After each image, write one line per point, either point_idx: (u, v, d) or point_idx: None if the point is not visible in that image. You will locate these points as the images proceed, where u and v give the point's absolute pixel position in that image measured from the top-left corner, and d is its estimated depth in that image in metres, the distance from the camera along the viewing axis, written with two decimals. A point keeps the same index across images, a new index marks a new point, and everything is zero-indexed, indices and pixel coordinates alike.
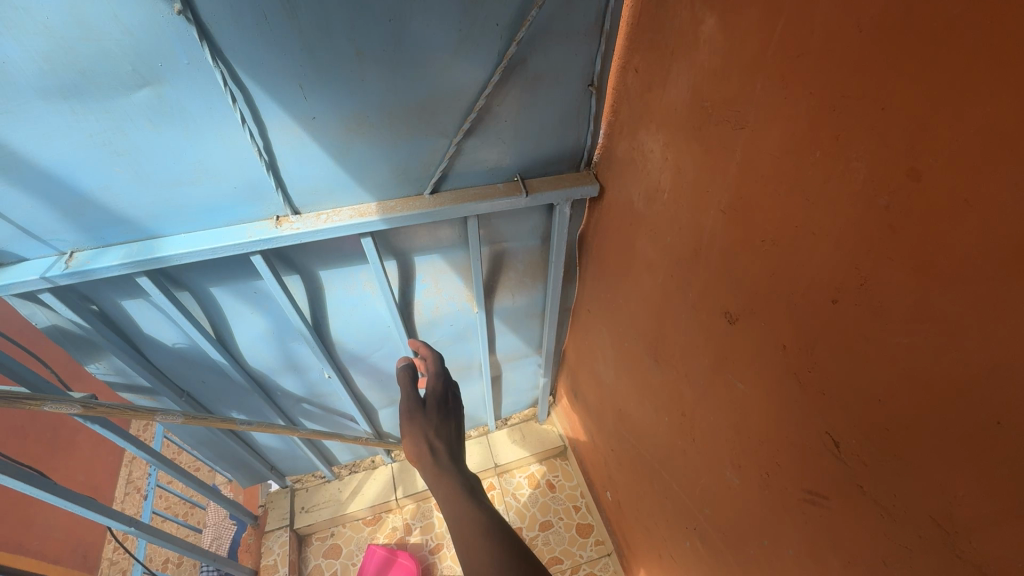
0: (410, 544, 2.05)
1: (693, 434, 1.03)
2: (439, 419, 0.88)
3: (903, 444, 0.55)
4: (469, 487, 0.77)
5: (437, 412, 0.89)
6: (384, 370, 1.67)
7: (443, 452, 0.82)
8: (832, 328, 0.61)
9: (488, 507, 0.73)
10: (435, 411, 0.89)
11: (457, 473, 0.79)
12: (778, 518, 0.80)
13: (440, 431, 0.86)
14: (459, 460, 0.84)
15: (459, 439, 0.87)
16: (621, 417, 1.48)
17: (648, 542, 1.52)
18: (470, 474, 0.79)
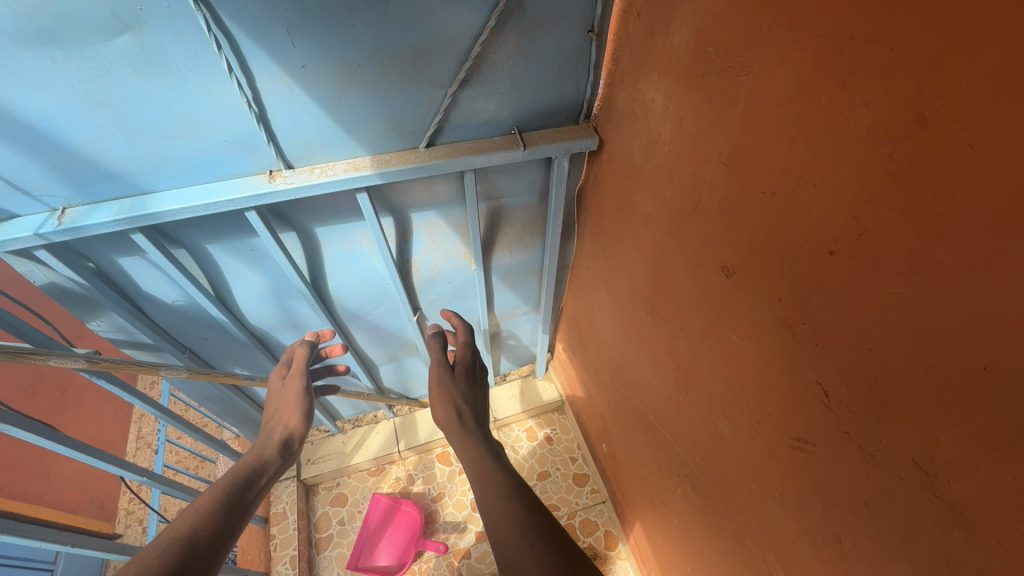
0: (413, 493, 2.14)
1: (687, 386, 1.05)
2: (466, 386, 0.99)
3: (892, 392, 0.56)
4: (492, 453, 0.83)
5: (466, 380, 1.01)
6: (384, 327, 1.69)
7: (470, 419, 0.91)
8: (827, 280, 0.61)
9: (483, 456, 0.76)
10: (463, 377, 1.01)
11: (481, 439, 0.87)
12: (767, 464, 0.83)
13: (469, 394, 0.98)
14: (482, 425, 0.90)
15: (483, 405, 0.98)
16: (617, 371, 1.50)
17: (642, 489, 1.57)
18: (493, 442, 0.86)
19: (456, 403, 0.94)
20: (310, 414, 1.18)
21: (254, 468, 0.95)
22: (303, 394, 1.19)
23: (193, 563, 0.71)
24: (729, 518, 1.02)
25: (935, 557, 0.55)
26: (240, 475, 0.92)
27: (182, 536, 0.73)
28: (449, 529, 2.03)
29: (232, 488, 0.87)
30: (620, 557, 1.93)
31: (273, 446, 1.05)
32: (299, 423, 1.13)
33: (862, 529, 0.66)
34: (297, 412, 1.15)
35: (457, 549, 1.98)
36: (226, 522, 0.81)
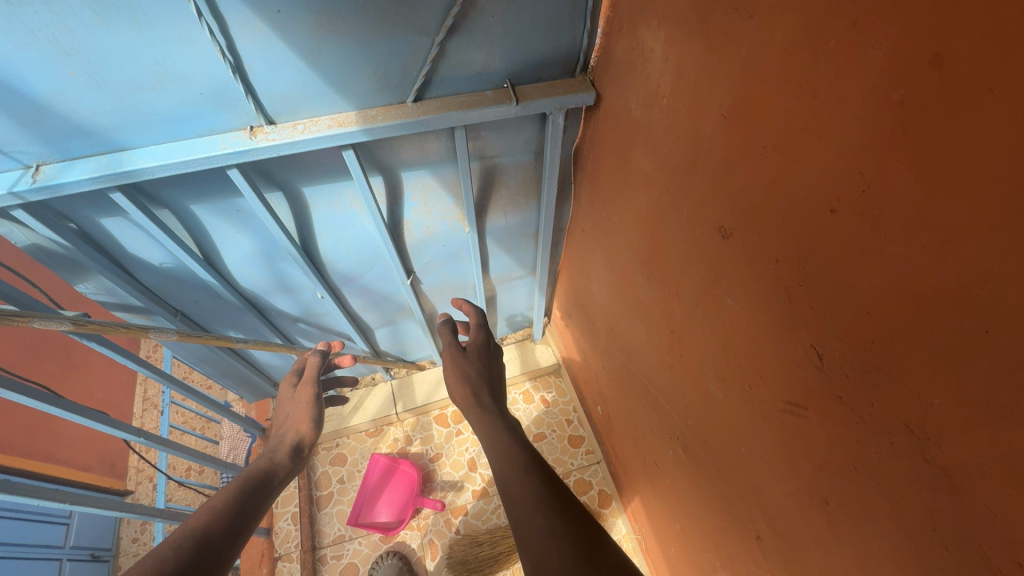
0: (411, 454, 2.17)
1: (681, 350, 1.04)
2: (477, 362, 1.09)
3: (888, 356, 0.54)
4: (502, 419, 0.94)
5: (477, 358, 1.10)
6: (377, 290, 1.67)
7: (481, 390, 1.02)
8: (827, 240, 0.59)
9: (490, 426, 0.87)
10: (474, 356, 1.10)
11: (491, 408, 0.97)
12: (757, 427, 0.83)
13: (481, 369, 1.08)
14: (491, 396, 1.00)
15: (495, 376, 1.08)
16: (612, 335, 1.50)
17: (635, 451, 1.59)
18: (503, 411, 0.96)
19: (468, 377, 1.05)
20: (318, 419, 1.35)
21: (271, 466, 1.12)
22: (314, 401, 1.37)
23: (221, 538, 0.83)
24: (718, 480, 1.03)
25: (922, 521, 0.55)
26: (258, 471, 1.06)
27: (214, 516, 0.87)
28: (447, 488, 2.08)
29: (249, 482, 1.01)
30: (613, 514, 1.98)
31: (286, 448, 1.21)
32: (309, 430, 1.29)
33: (849, 492, 0.65)
34: (307, 419, 1.31)
35: (455, 507, 2.03)
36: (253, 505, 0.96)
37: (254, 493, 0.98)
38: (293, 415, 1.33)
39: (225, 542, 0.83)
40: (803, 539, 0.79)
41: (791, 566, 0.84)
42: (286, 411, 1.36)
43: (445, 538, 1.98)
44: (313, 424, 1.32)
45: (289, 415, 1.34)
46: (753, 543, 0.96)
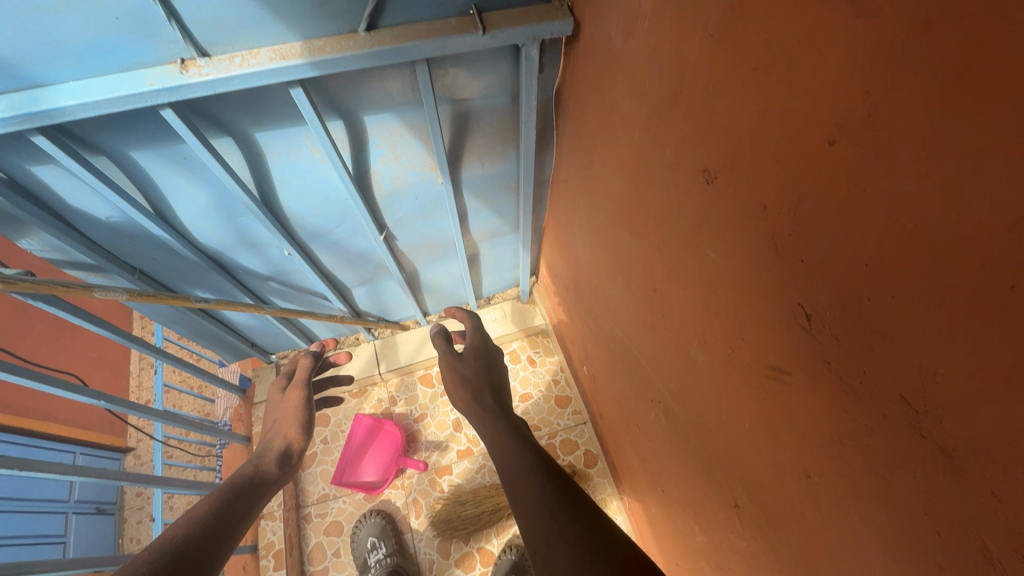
0: (396, 414, 2.15)
1: (663, 310, 0.97)
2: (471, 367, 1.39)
3: (887, 316, 0.46)
4: (506, 421, 1.16)
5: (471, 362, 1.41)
6: (350, 247, 1.58)
7: (487, 399, 1.26)
8: (824, 179, 0.49)
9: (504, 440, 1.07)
10: (469, 359, 1.41)
11: (497, 416, 1.19)
12: (737, 392, 0.76)
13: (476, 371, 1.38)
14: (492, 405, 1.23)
15: (488, 380, 1.35)
16: (596, 295, 1.42)
17: (618, 412, 1.55)
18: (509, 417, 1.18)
19: (467, 383, 1.33)
20: (308, 423, 1.43)
21: (260, 471, 1.17)
22: (303, 405, 1.45)
23: (207, 540, 0.87)
24: (698, 446, 0.98)
25: (915, 502, 0.48)
26: (246, 473, 1.13)
27: (200, 518, 0.91)
28: (431, 448, 2.06)
29: (240, 483, 1.08)
30: (598, 474, 1.97)
31: (275, 451, 1.27)
32: (299, 433, 1.37)
33: (832, 465, 0.59)
34: (297, 421, 1.39)
35: (439, 467, 2.03)
36: (241, 507, 1.01)
37: (242, 492, 1.06)
38: (283, 417, 1.41)
39: (211, 544, 0.87)
40: (781, 510, 0.74)
41: (768, 537, 0.80)
42: (277, 414, 1.45)
43: (429, 497, 1.98)
44: (302, 427, 1.39)
45: (280, 417, 1.42)
46: (732, 510, 0.91)
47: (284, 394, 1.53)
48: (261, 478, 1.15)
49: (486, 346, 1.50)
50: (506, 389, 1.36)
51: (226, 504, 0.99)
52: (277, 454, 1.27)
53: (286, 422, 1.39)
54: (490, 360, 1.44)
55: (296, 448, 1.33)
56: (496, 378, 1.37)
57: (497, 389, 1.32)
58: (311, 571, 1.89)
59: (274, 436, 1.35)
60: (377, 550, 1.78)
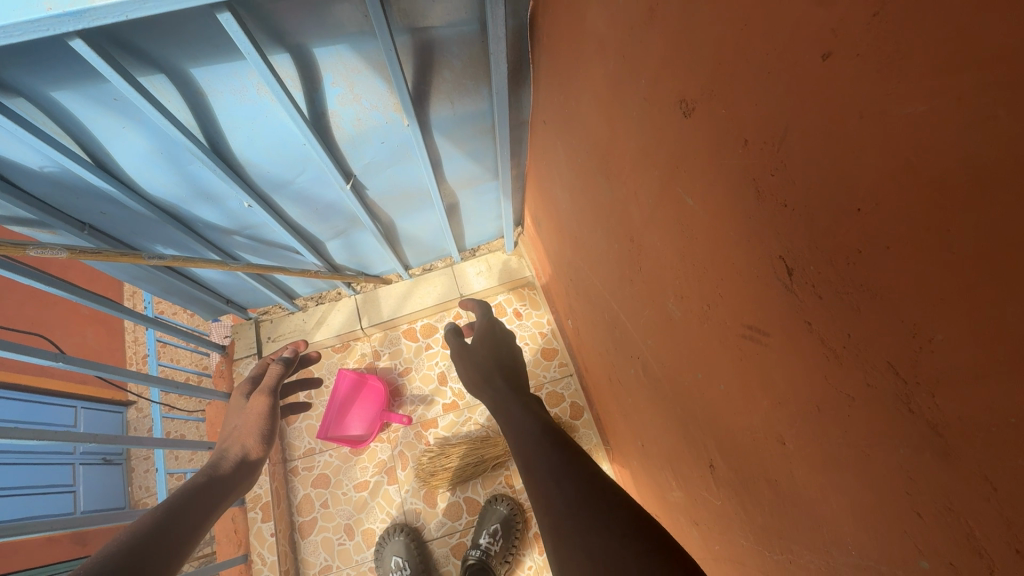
0: (380, 368, 2.12)
1: (640, 262, 0.89)
2: (483, 350, 1.39)
3: (878, 271, 0.39)
4: (517, 398, 1.16)
5: (482, 346, 1.40)
6: (316, 198, 1.48)
7: (499, 380, 1.25)
8: (815, 104, 0.40)
9: (523, 416, 1.08)
10: (481, 344, 1.41)
11: (510, 396, 1.19)
12: (714, 352, 0.70)
13: (487, 354, 1.37)
14: (508, 384, 1.23)
15: (500, 362, 1.34)
16: (578, 245, 1.34)
17: (601, 367, 1.51)
18: (526, 396, 1.18)
19: (479, 366, 1.33)
20: (269, 432, 1.40)
21: (211, 480, 1.16)
22: (266, 413, 1.42)
23: (145, 556, 0.86)
24: (675, 406, 0.94)
25: (896, 481, 0.43)
26: (196, 484, 1.12)
27: (138, 534, 0.90)
28: (416, 402, 2.05)
29: (187, 494, 1.07)
30: (584, 425, 1.98)
31: (230, 459, 1.26)
32: (257, 442, 1.34)
33: (809, 434, 0.54)
34: (256, 431, 1.36)
35: (425, 420, 2.02)
36: (187, 521, 1.00)
37: (188, 502, 1.04)
38: (243, 425, 1.39)
39: (148, 560, 0.86)
40: (754, 474, 0.69)
41: (742, 498, 0.76)
42: (239, 420, 1.43)
43: (415, 450, 1.99)
44: (261, 437, 1.36)
45: (240, 424, 1.40)
46: (707, 470, 0.88)
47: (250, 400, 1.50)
48: (211, 489, 1.14)
49: (498, 334, 1.46)
50: (519, 370, 1.34)
51: (170, 515, 0.98)
52: (231, 463, 1.25)
53: (246, 430, 1.36)
54: (503, 346, 1.42)
55: (252, 458, 1.30)
56: (508, 362, 1.35)
57: (510, 372, 1.30)
58: (300, 521, 1.93)
59: (230, 444, 1.33)
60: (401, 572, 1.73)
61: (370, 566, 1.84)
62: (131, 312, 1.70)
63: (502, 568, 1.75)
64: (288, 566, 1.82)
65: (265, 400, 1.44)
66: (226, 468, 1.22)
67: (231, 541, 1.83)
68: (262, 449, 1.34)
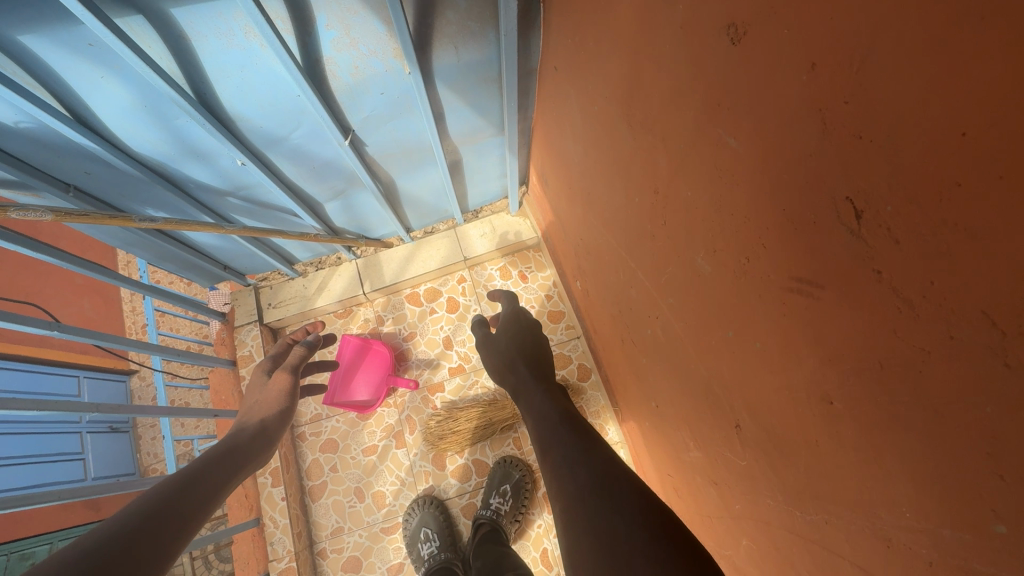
0: (384, 333, 2.09)
1: (665, 216, 0.84)
2: (505, 331, 1.41)
3: (981, 207, 0.34)
4: (535, 380, 1.17)
5: (504, 330, 1.42)
6: (313, 155, 1.40)
7: (518, 361, 1.26)
8: (914, 7, 0.34)
9: (542, 398, 1.09)
10: (503, 328, 1.43)
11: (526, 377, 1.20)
12: (750, 307, 0.66)
13: (511, 334, 1.39)
14: (526, 364, 1.24)
15: (517, 343, 1.35)
16: (590, 201, 1.28)
17: (612, 327, 1.48)
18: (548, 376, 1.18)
19: (496, 357, 1.37)
20: (288, 407, 1.40)
21: (232, 447, 1.16)
22: (287, 389, 1.44)
23: (161, 524, 0.85)
24: (699, 366, 0.91)
25: (974, 441, 0.39)
26: (218, 449, 1.13)
27: (158, 499, 0.90)
28: (422, 366, 2.04)
29: (210, 460, 1.07)
30: (592, 386, 1.98)
31: (251, 427, 1.26)
32: (275, 415, 1.34)
33: (865, 393, 0.50)
34: (276, 405, 1.37)
35: (431, 384, 2.01)
36: (206, 488, 0.99)
37: (210, 469, 1.04)
38: (263, 399, 1.40)
39: (163, 527, 0.85)
40: (789, 434, 0.67)
41: (771, 457, 0.74)
42: (259, 396, 1.43)
43: (423, 414, 1.98)
44: (280, 411, 1.37)
45: (261, 398, 1.41)
46: (731, 429, 0.85)
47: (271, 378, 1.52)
48: (233, 453, 1.14)
49: (520, 320, 1.44)
50: (541, 349, 1.32)
51: (191, 478, 0.99)
52: (252, 431, 1.25)
53: (267, 404, 1.37)
54: (528, 331, 1.40)
55: (271, 429, 1.30)
56: (529, 343, 1.34)
57: (530, 353, 1.29)
58: (310, 485, 1.94)
59: (251, 415, 1.34)
60: (430, 543, 1.75)
61: (381, 528, 1.87)
62: (126, 279, 1.65)
63: (512, 527, 1.78)
64: (300, 529, 1.84)
65: (286, 378, 1.45)
66: (246, 434, 1.23)
67: (242, 506, 1.84)
68: (281, 423, 1.34)
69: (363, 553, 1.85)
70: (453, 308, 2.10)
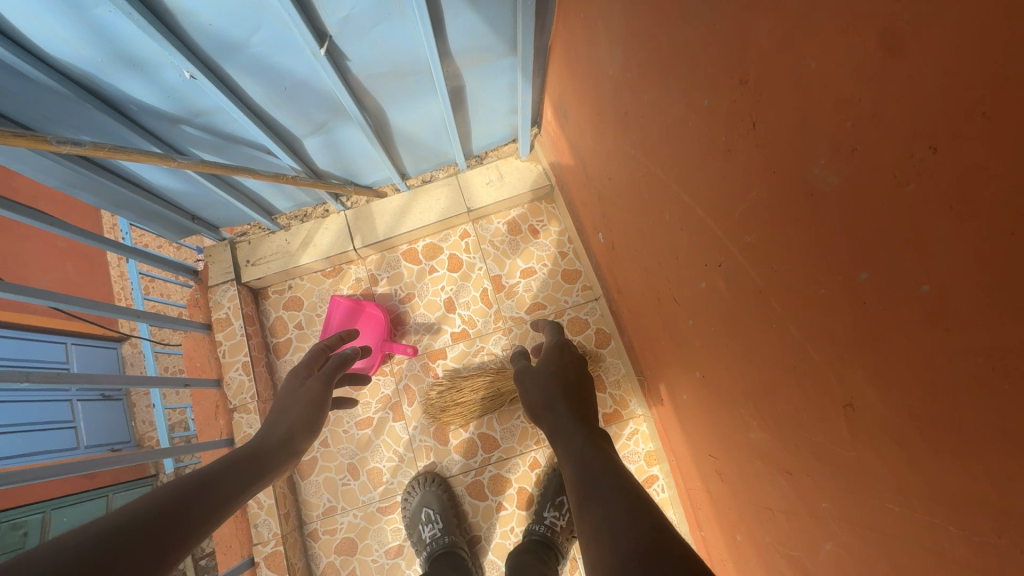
0: (377, 295, 1.86)
1: (760, 114, 0.62)
2: (548, 357, 1.30)
3: None
4: (582, 419, 1.04)
5: (548, 355, 1.31)
6: (283, 72, 1.13)
7: (556, 394, 1.13)
8: None
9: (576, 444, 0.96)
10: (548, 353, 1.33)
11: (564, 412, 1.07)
12: (919, 228, 0.44)
13: (553, 362, 1.27)
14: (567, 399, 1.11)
15: (560, 372, 1.21)
16: (627, 125, 1.05)
17: (645, 283, 1.26)
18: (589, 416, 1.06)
19: (529, 380, 1.22)
20: (316, 422, 1.14)
21: (263, 446, 0.98)
22: (319, 402, 1.17)
23: (186, 516, 0.70)
24: (787, 323, 0.68)
25: None
26: (249, 447, 0.95)
27: (180, 485, 0.75)
28: (421, 331, 1.82)
29: (242, 458, 0.90)
30: (611, 354, 1.77)
31: (279, 433, 1.05)
32: (304, 423, 1.11)
33: None
34: (308, 417, 1.12)
35: (432, 351, 1.80)
36: (236, 484, 0.83)
37: (240, 467, 0.88)
38: (291, 406, 1.14)
39: (185, 521, 0.70)
40: (957, 418, 0.45)
41: (908, 447, 0.53)
42: (285, 400, 1.16)
43: (422, 383, 1.78)
44: (310, 425, 1.12)
45: (288, 405, 1.14)
46: (833, 406, 0.64)
47: (300, 380, 1.23)
48: (264, 454, 0.96)
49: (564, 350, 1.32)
50: (584, 384, 1.18)
51: (213, 477, 0.81)
52: (283, 431, 1.06)
53: (297, 412, 1.12)
54: (572, 363, 1.26)
55: (300, 442, 1.07)
56: (572, 373, 1.21)
57: (571, 386, 1.15)
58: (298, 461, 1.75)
59: (275, 423, 1.08)
60: (432, 524, 1.58)
61: (378, 507, 1.69)
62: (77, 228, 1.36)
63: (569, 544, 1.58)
64: (287, 509, 1.66)
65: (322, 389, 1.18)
66: (278, 437, 1.04)
67: None
68: (312, 435, 1.12)
69: (358, 535, 1.68)
70: (456, 267, 1.87)
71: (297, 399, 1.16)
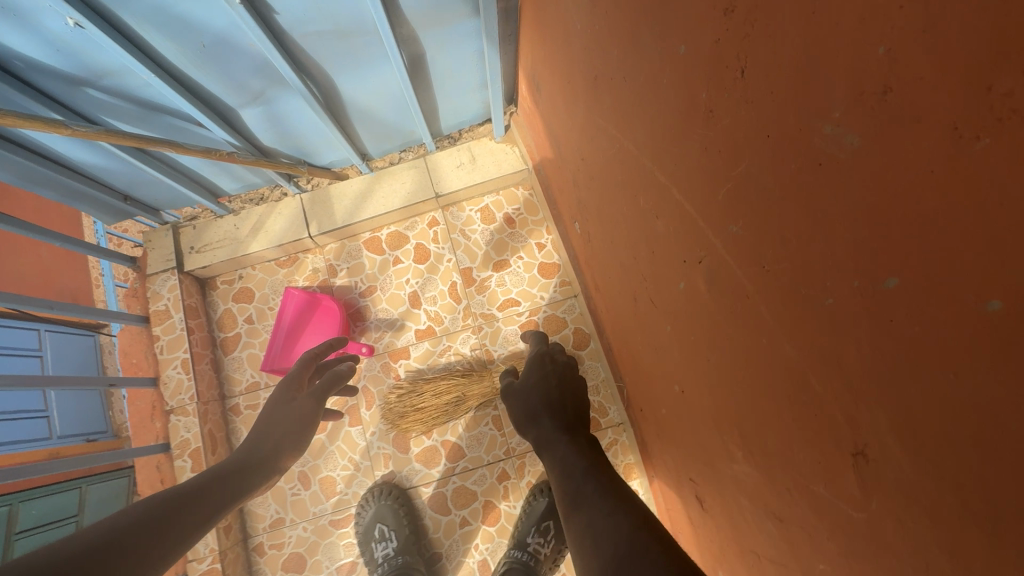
0: (336, 287, 1.70)
1: (748, 57, 0.45)
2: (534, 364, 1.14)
3: None
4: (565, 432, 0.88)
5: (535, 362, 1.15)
6: (197, 26, 0.96)
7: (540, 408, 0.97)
8: None
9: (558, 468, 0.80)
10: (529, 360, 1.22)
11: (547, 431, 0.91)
12: (989, 213, 0.28)
13: (535, 370, 1.10)
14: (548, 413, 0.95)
15: (545, 382, 1.04)
16: (598, 93, 0.88)
17: (622, 280, 1.10)
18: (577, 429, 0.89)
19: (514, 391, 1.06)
20: (299, 442, 1.09)
21: (239, 464, 0.95)
22: (308, 422, 1.11)
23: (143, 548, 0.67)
24: (780, 338, 0.52)
25: None
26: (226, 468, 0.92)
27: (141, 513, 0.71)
28: (383, 328, 1.66)
29: (214, 480, 0.87)
30: (590, 357, 1.62)
31: (258, 454, 0.99)
32: (286, 444, 1.05)
33: None
34: (293, 437, 1.06)
35: (394, 350, 1.64)
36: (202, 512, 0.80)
37: (212, 490, 0.85)
38: (279, 423, 1.06)
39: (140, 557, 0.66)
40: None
41: (946, 526, 0.37)
42: (273, 414, 1.08)
43: (382, 385, 1.62)
44: (293, 446, 1.07)
45: (275, 421, 1.07)
46: (837, 451, 0.48)
47: (293, 392, 1.14)
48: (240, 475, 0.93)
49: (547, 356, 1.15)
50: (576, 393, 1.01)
51: (178, 502, 0.77)
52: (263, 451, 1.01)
53: (283, 431, 1.05)
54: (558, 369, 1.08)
55: (280, 464, 1.03)
56: (558, 381, 1.04)
57: (557, 397, 0.98)
58: None
59: (258, 440, 1.02)
60: (386, 543, 1.44)
61: (330, 520, 1.55)
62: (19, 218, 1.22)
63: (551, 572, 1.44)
64: (229, 521, 1.51)
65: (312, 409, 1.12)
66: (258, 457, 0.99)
67: None
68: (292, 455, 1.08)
69: (308, 550, 1.53)
70: (422, 258, 1.71)
71: (287, 414, 1.09)
